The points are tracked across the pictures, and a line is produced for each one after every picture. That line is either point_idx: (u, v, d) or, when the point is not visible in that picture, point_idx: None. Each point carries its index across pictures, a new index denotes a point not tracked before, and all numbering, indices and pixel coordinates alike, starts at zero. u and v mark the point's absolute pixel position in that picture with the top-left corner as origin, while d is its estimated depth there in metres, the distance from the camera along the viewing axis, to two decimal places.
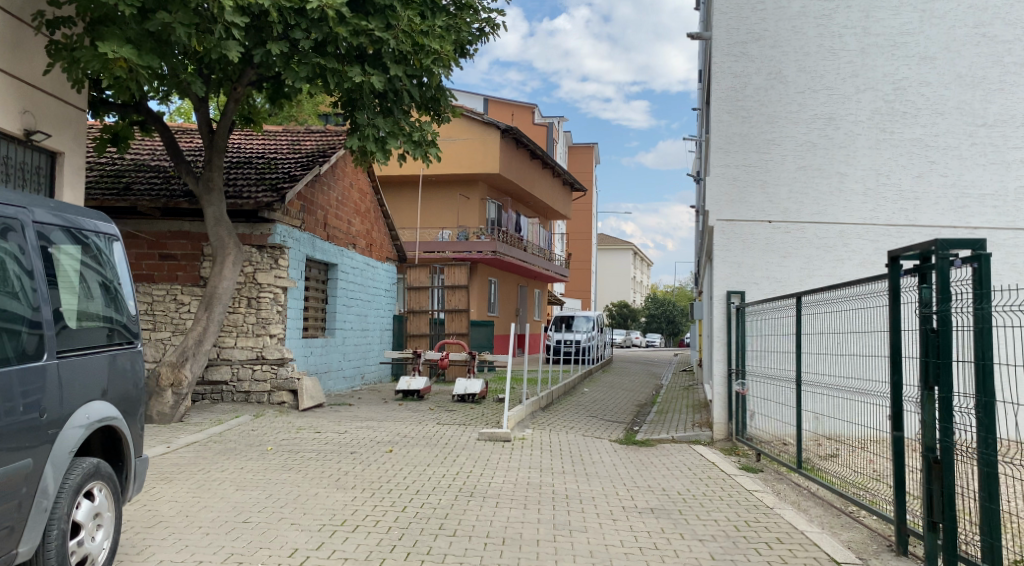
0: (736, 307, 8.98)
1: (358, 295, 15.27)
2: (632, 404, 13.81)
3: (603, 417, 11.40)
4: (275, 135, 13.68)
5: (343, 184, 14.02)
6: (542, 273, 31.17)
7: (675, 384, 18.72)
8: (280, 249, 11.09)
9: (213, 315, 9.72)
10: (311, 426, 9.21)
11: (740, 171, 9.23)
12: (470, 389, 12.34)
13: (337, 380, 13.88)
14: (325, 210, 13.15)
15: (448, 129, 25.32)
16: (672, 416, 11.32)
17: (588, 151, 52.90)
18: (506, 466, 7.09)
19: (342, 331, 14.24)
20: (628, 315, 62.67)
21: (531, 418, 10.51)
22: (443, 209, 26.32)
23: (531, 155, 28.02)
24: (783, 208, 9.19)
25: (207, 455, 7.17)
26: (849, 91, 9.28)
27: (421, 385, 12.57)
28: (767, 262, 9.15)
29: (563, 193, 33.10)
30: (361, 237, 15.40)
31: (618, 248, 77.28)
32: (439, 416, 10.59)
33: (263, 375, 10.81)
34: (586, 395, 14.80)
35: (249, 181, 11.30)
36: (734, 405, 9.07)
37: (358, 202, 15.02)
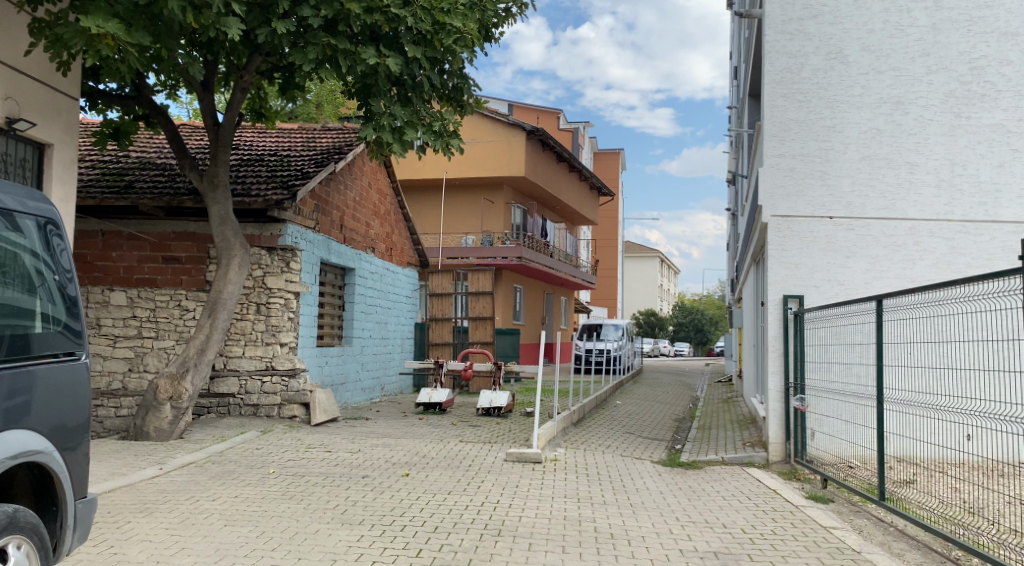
0: (794, 313, 8.03)
1: (378, 302, 14.52)
2: (670, 419, 12.80)
3: (641, 434, 10.46)
4: (290, 132, 13.04)
5: (362, 183, 13.29)
6: (569, 280, 30.26)
7: (713, 396, 17.63)
8: (291, 252, 10.36)
9: (216, 322, 8.98)
10: (320, 445, 8.36)
11: (797, 161, 8.25)
12: (495, 402, 11.47)
13: (355, 392, 13.12)
14: (342, 210, 12.42)
15: (472, 131, 24.57)
16: (717, 434, 10.31)
17: (614, 157, 51.91)
18: (538, 494, 6.18)
19: (360, 340, 13.48)
20: (657, 323, 61.36)
21: (563, 436, 9.58)
22: (467, 213, 25.58)
23: (557, 158, 27.18)
24: (845, 202, 8.16)
25: (201, 480, 6.37)
26: (919, 71, 8.18)
27: (443, 397, 11.73)
28: (828, 263, 8.13)
29: (591, 198, 32.26)
30: (381, 240, 14.66)
31: (645, 255, 76.04)
32: (462, 433, 9.69)
33: (273, 388, 10.06)
34: (620, 409, 13.82)
35: (260, 179, 10.62)
36: (792, 423, 8.06)
37: (378, 204, 14.29)
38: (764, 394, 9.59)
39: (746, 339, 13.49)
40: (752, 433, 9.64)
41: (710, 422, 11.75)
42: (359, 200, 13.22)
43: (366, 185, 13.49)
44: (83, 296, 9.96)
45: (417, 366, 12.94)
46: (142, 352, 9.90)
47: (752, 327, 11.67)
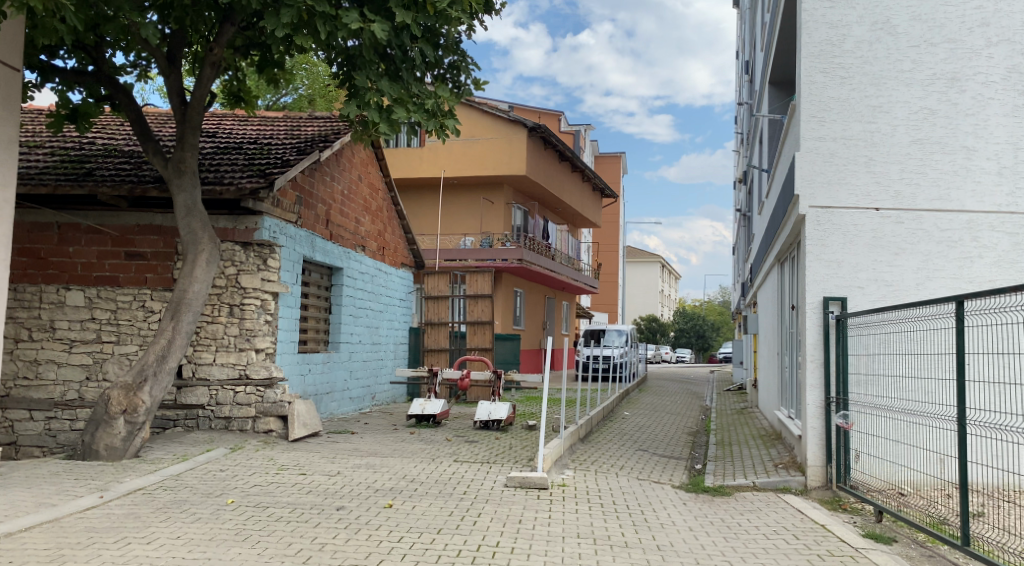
0: (836, 318, 7.04)
1: (368, 304, 13.52)
2: (685, 434, 11.79)
3: (655, 452, 9.44)
4: (273, 121, 12.11)
5: (350, 175, 12.30)
6: (571, 284, 29.24)
7: (725, 407, 16.60)
8: (268, 248, 9.38)
9: (180, 325, 7.97)
10: (294, 467, 7.34)
11: (839, 145, 7.25)
12: (495, 415, 10.48)
13: (342, 402, 12.12)
14: (328, 204, 11.44)
15: (471, 127, 23.62)
16: (740, 452, 9.28)
17: (614, 162, 51.03)
18: (544, 533, 5.14)
19: (349, 345, 12.48)
20: (658, 329, 60.22)
21: (570, 455, 8.55)
22: (466, 213, 24.61)
23: (560, 157, 26.24)
24: (893, 191, 7.15)
25: (142, 514, 5.34)
26: (978, 43, 7.15)
27: (438, 409, 10.72)
28: (874, 261, 7.13)
29: (593, 200, 31.27)
30: (372, 239, 13.66)
31: (646, 260, 75.01)
32: (456, 450, 8.65)
33: (246, 399, 9.09)
34: (629, 421, 12.79)
35: (235, 167, 9.65)
36: (833, 443, 7.03)
37: (369, 199, 13.31)
38: (795, 409, 8.58)
39: (768, 346, 12.48)
40: (782, 452, 8.62)
41: (730, 438, 10.72)
42: (348, 194, 12.24)
43: (354, 178, 12.51)
44: (36, 295, 8.96)
45: (410, 374, 11.91)
46: (102, 359, 8.90)
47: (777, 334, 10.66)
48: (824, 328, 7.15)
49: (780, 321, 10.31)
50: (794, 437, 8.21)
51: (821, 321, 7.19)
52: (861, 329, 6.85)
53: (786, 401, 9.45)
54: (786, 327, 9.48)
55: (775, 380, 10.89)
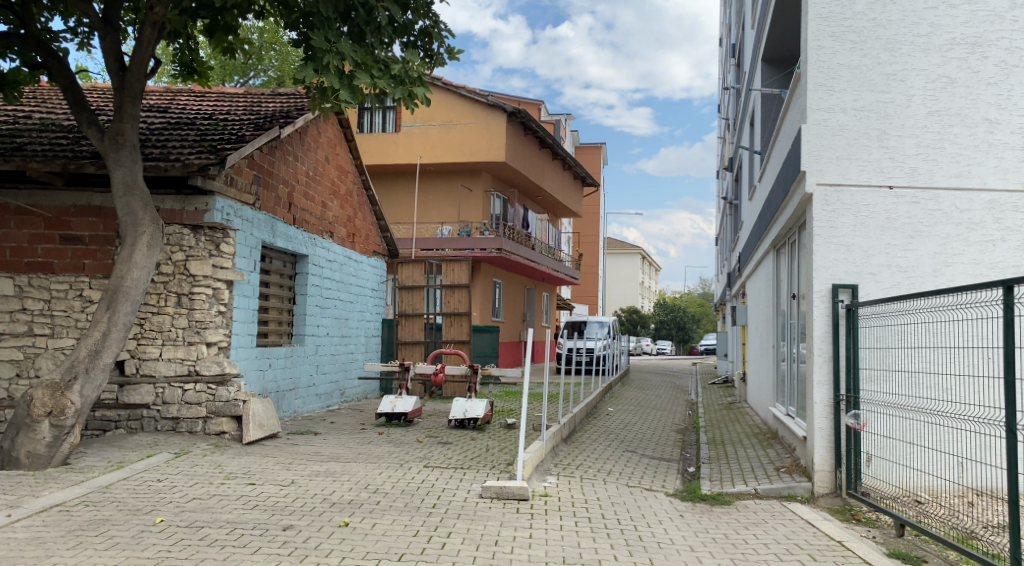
0: (846, 308, 6.40)
1: (337, 294, 12.72)
2: (674, 431, 11.14)
3: (643, 453, 8.77)
4: (232, 97, 11.23)
5: (315, 156, 11.48)
6: (552, 274, 28.53)
7: (712, 401, 15.99)
8: (221, 231, 8.57)
9: (116, 316, 7.12)
10: (242, 476, 6.55)
11: (849, 117, 6.56)
12: (471, 413, 9.75)
13: (306, 399, 11.37)
14: (290, 185, 10.63)
15: (448, 112, 22.77)
16: (734, 452, 8.63)
17: (595, 152, 50.34)
18: (523, 558, 4.41)
19: (314, 338, 11.71)
20: (639, 321, 59.68)
21: (553, 458, 7.83)
22: (443, 202, 23.78)
23: (540, 144, 25.48)
24: (908, 168, 6.47)
25: (49, 538, 4.53)
26: (1002, 5, 6.46)
27: (409, 406, 9.95)
28: (886, 245, 6.46)
29: (575, 189, 30.63)
30: (341, 224, 12.82)
31: (627, 252, 74.59)
32: (427, 454, 7.89)
33: (196, 398, 8.28)
34: (614, 418, 12.12)
35: (185, 142, 8.78)
36: (843, 446, 6.35)
37: (336, 182, 12.48)
38: (795, 406, 7.95)
39: (761, 340, 11.84)
40: (781, 453, 7.99)
41: (722, 436, 10.08)
42: (313, 175, 11.41)
43: (320, 159, 11.70)
44: None
45: (381, 369, 11.10)
46: (34, 354, 8.02)
47: (772, 326, 10.02)
48: (834, 319, 6.48)
49: (777, 312, 9.65)
50: (794, 437, 7.58)
51: (829, 312, 6.52)
52: (876, 320, 6.19)
53: (783, 397, 8.81)
54: (784, 318, 8.83)
55: (770, 376, 10.25)
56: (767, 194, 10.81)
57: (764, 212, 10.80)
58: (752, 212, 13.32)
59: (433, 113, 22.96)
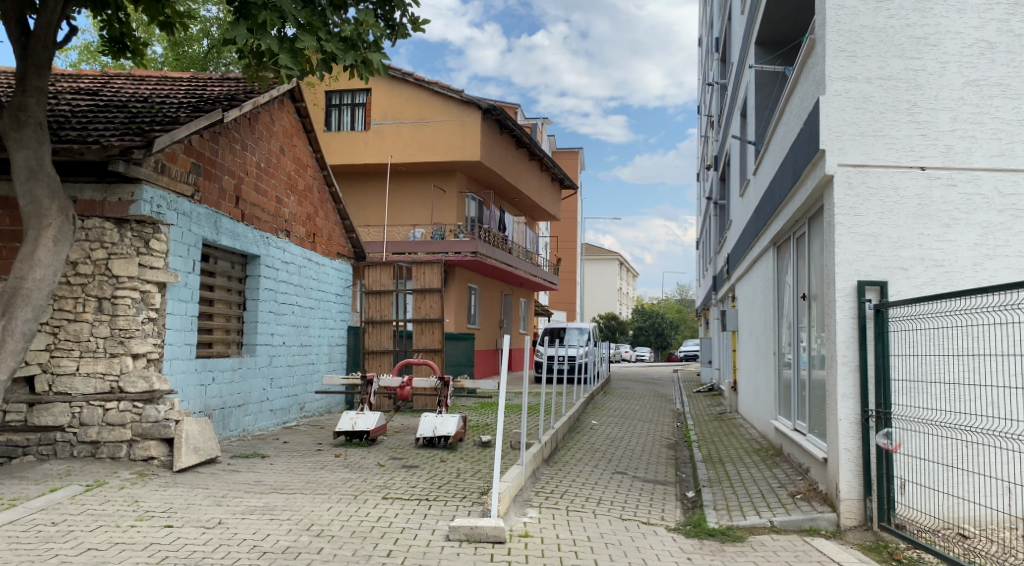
0: (875, 309, 5.48)
1: (295, 299, 11.63)
2: (665, 448, 10.19)
3: (636, 475, 7.81)
4: (174, 81, 10.13)
5: (267, 145, 10.45)
6: (530, 279, 27.58)
7: (699, 411, 15.09)
8: (150, 226, 7.54)
9: (13, 324, 6.02)
10: (159, 515, 5.43)
11: (874, 87, 5.66)
12: (441, 430, 8.75)
13: (258, 416, 10.25)
14: (238, 177, 9.60)
15: (420, 110, 21.77)
16: (736, 473, 7.69)
17: (572, 157, 49.56)
18: None
19: (267, 348, 10.61)
20: (617, 328, 58.65)
21: (535, 484, 6.83)
22: (416, 204, 22.72)
23: (517, 144, 24.57)
24: (943, 146, 5.57)
25: None
26: None
27: (371, 424, 8.92)
28: (919, 235, 5.56)
29: (553, 191, 29.83)
30: (299, 223, 11.75)
31: (603, 258, 73.97)
32: (388, 482, 6.83)
33: (120, 419, 7.15)
34: (600, 432, 11.17)
35: (110, 124, 7.67)
36: (875, 470, 5.40)
37: (293, 176, 11.43)
38: (808, 422, 7.03)
39: (756, 346, 10.97)
40: (792, 476, 7.05)
41: (719, 453, 9.14)
42: (265, 167, 10.38)
43: (274, 150, 10.67)
44: None
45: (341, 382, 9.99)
46: None
47: (773, 331, 9.15)
48: (861, 321, 5.54)
49: (780, 316, 8.74)
50: (810, 457, 6.63)
51: (854, 313, 5.59)
52: (911, 322, 5.27)
53: (791, 409, 7.89)
54: (791, 321, 7.93)
55: (771, 386, 9.33)
56: (763, 186, 9.90)
57: (761, 207, 9.90)
58: (743, 210, 12.49)
59: (404, 110, 21.95)
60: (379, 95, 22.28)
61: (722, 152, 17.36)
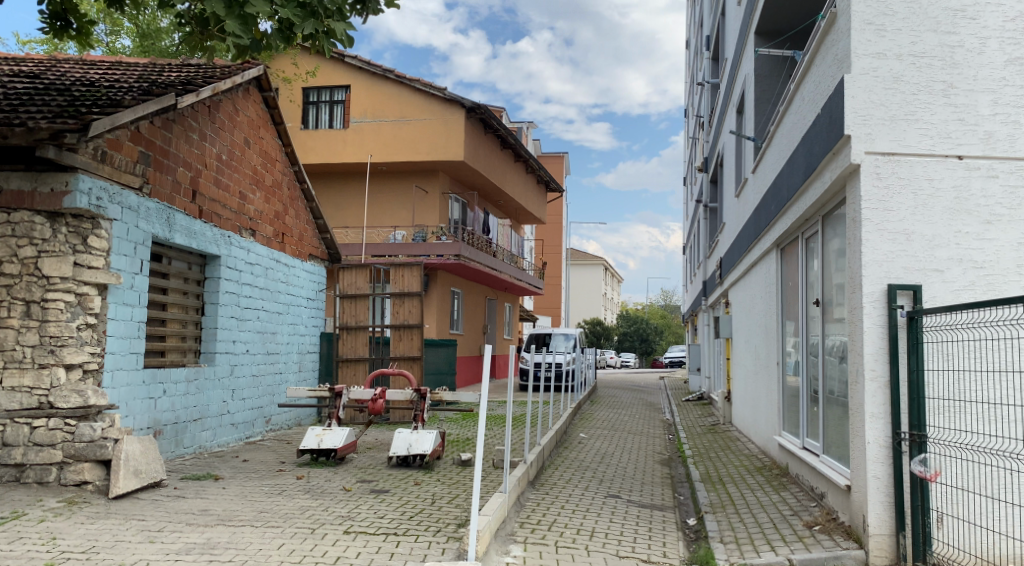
0: (910, 317, 4.79)
1: (260, 303, 10.79)
2: (659, 466, 9.47)
3: (629, 499, 7.08)
4: (127, 66, 9.32)
5: (229, 137, 9.68)
6: (514, 284, 26.85)
7: (691, 422, 14.40)
8: (88, 221, 6.77)
9: None
10: (76, 557, 4.60)
11: (905, 65, 4.99)
12: (416, 447, 8.00)
13: (217, 431, 9.40)
14: (195, 170, 8.83)
15: (401, 108, 21.00)
16: (741, 497, 6.99)
17: (557, 161, 49.01)
18: None
19: (228, 357, 9.77)
20: (602, 334, 57.98)
21: (518, 513, 6.08)
22: (397, 205, 21.94)
23: (501, 144, 23.85)
24: (983, 133, 4.90)
25: None
26: None
27: (340, 441, 8.14)
28: (957, 234, 4.87)
29: (538, 194, 29.13)
30: (265, 221, 10.94)
31: (588, 264, 73.46)
32: (352, 510, 6.06)
33: (49, 438, 6.31)
34: (588, 447, 10.45)
35: (44, 106, 6.86)
36: (909, 502, 4.67)
37: (259, 170, 10.66)
38: (823, 442, 6.33)
39: (755, 356, 10.30)
40: (805, 502, 6.34)
41: (719, 473, 8.45)
42: (227, 160, 9.61)
43: (237, 142, 9.89)
44: None
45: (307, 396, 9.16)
46: None
47: (778, 339, 8.48)
48: (892, 330, 4.84)
49: (787, 324, 8.06)
50: (827, 481, 5.93)
51: (884, 321, 4.89)
52: (951, 332, 4.58)
53: (799, 427, 7.21)
54: (803, 330, 7.25)
55: (775, 399, 8.63)
56: (764, 184, 9.24)
57: (762, 206, 9.26)
58: (739, 212, 11.87)
59: (384, 108, 21.17)
60: (358, 92, 21.49)
61: (714, 152, 16.77)
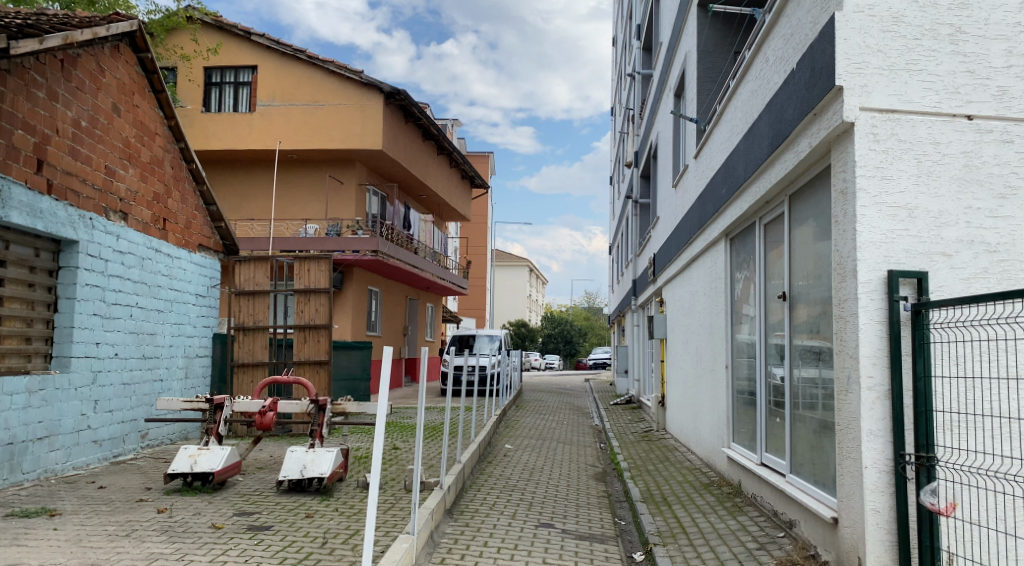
0: (915, 311, 3.89)
1: (134, 299, 9.16)
2: (595, 483, 8.43)
3: (566, 528, 6.02)
4: None
5: (91, 100, 7.98)
6: (437, 284, 25.58)
7: (623, 428, 13.56)
8: None
9: None
10: None
11: (906, 5, 4.15)
12: (312, 469, 6.75)
13: (77, 450, 7.81)
14: (41, 135, 7.11)
15: (314, 91, 19.40)
16: (694, 522, 6.01)
17: (484, 160, 48.01)
18: None
19: (90, 361, 8.10)
20: (527, 336, 57.21)
21: (428, 558, 4.89)
22: (310, 196, 20.30)
23: (424, 135, 22.57)
24: (997, 88, 4.08)
25: None
26: None
27: (218, 462, 6.77)
28: (967, 209, 4.03)
29: (463, 190, 28.02)
30: (142, 204, 9.31)
31: (514, 266, 72.76)
32: (220, 557, 4.73)
33: None
34: (515, 461, 9.37)
35: None
36: (917, 544, 3.73)
37: (134, 144, 8.99)
38: (790, 459, 5.44)
39: (695, 360, 9.45)
40: (769, 530, 5.41)
41: (662, 491, 7.48)
42: (88, 128, 7.92)
43: (102, 107, 8.22)
44: None
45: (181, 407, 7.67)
46: None
47: (726, 341, 7.63)
48: (894, 328, 3.93)
49: (740, 323, 7.21)
50: (799, 508, 5.02)
51: (883, 318, 3.99)
52: (968, 329, 3.69)
53: (758, 439, 6.33)
54: (764, 329, 6.39)
55: (722, 407, 7.76)
56: (710, 166, 8.38)
57: (706, 193, 8.42)
58: (676, 204, 11.06)
59: (296, 91, 19.51)
60: (267, 72, 19.73)
61: (645, 146, 16.08)
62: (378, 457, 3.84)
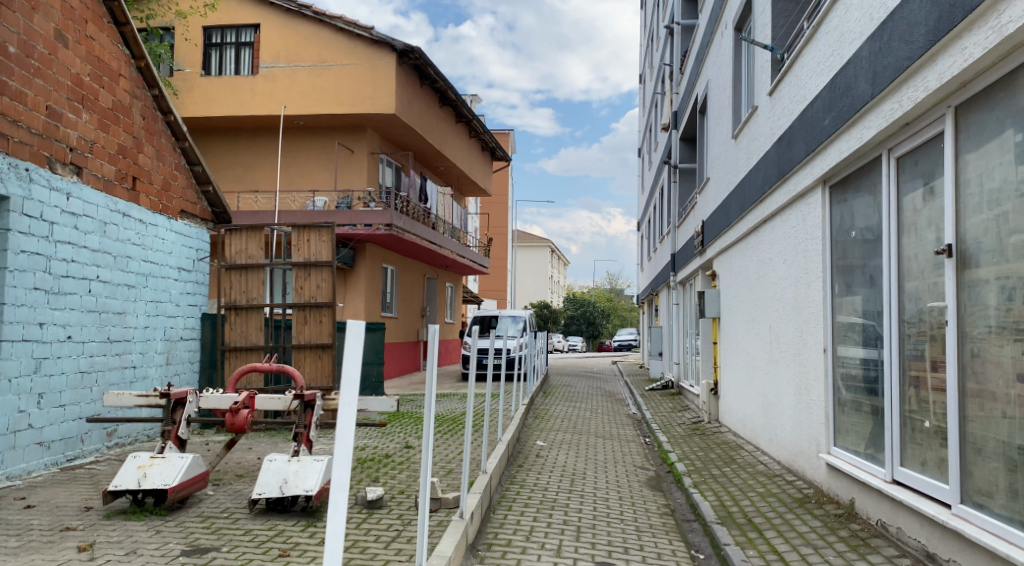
0: None
1: (94, 272, 7.68)
2: (651, 494, 6.81)
3: None
4: None
5: (23, 21, 6.50)
6: (456, 261, 24.03)
7: (668, 419, 11.98)
8: None
9: None
10: None
11: None
12: (298, 484, 5.25)
13: (13, 454, 6.38)
14: None
15: (321, 51, 17.81)
16: (805, 563, 4.42)
17: (504, 136, 46.24)
18: None
19: (29, 347, 6.65)
20: (550, 318, 55.62)
21: None
22: (317, 165, 18.76)
23: (441, 100, 20.90)
24: None
25: None
26: None
27: (175, 477, 5.27)
28: None
29: (483, 161, 26.38)
30: (104, 156, 7.82)
31: (535, 246, 71.14)
32: None
33: None
34: (550, 462, 7.84)
35: None
36: None
37: (89, 84, 7.48)
38: (961, 485, 3.81)
39: (768, 343, 7.77)
40: None
41: (742, 510, 5.88)
42: (19, 56, 6.43)
43: (39, 33, 6.72)
44: None
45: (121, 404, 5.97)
46: None
47: (823, 318, 5.97)
48: None
49: (847, 295, 5.56)
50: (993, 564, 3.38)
51: None
52: None
53: (892, 449, 4.68)
54: (895, 303, 4.73)
55: (817, 402, 6.12)
56: (793, 99, 6.68)
57: (789, 134, 6.73)
58: (736, 161, 9.38)
59: (301, 51, 17.92)
60: (269, 31, 18.15)
61: (688, 102, 14.32)
62: (340, 518, 2.17)
